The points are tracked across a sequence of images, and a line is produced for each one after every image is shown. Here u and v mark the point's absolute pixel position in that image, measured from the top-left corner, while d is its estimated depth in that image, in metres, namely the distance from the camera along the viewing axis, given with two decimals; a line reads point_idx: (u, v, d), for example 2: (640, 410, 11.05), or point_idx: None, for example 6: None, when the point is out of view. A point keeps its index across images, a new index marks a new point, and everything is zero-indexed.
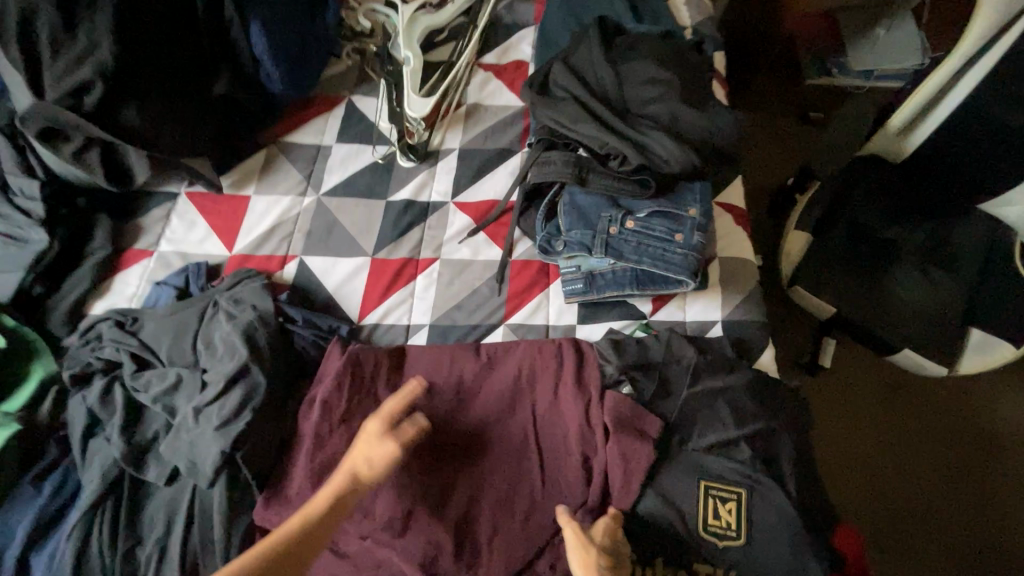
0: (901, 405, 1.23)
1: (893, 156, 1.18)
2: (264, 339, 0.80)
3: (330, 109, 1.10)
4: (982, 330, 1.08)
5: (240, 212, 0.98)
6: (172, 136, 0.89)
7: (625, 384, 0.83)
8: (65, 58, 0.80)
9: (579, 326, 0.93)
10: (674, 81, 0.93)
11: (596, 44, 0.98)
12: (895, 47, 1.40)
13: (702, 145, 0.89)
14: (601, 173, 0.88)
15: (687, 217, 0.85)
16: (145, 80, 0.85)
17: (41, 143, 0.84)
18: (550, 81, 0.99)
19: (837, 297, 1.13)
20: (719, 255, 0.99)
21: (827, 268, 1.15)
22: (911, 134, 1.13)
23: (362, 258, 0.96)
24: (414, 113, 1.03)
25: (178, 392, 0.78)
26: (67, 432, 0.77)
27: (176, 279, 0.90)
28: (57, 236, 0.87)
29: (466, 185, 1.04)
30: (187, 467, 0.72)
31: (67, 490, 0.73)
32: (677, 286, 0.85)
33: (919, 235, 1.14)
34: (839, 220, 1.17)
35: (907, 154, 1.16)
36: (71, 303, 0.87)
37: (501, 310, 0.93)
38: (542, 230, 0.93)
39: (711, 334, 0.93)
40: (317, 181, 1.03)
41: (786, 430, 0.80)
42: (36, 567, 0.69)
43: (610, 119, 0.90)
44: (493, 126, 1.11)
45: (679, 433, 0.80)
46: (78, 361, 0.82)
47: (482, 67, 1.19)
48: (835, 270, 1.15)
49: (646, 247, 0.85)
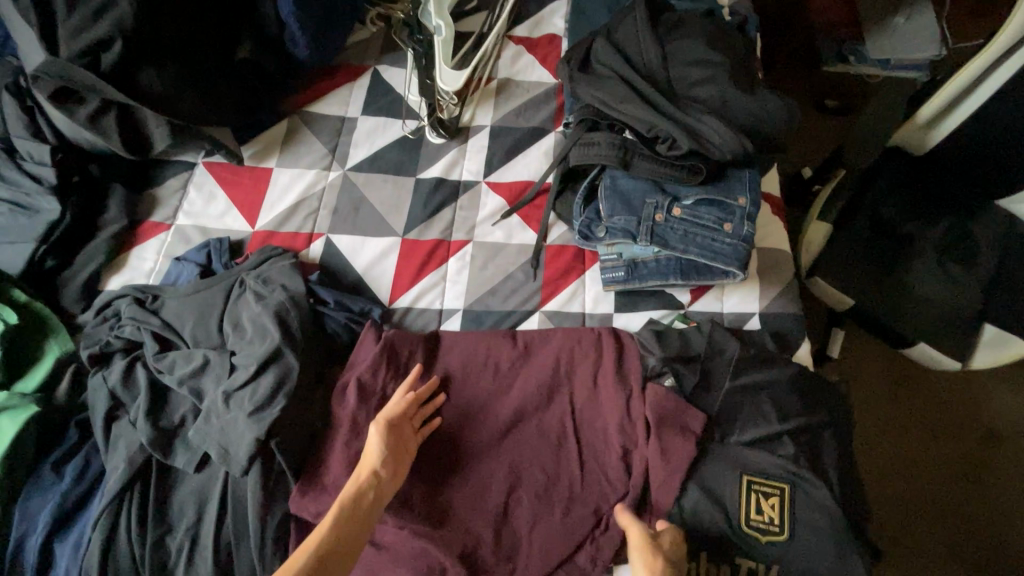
0: (919, 403, 1.20)
1: (916, 148, 1.15)
2: (296, 321, 0.77)
3: (355, 78, 1.04)
4: (996, 326, 1.04)
5: (262, 185, 0.93)
6: (193, 102, 0.83)
7: (667, 376, 0.82)
8: (81, 13, 0.73)
9: (616, 314, 0.90)
10: (723, 62, 0.89)
11: (641, 20, 0.93)
12: (914, 35, 1.30)
13: (752, 131, 0.85)
14: (648, 157, 0.85)
15: (736, 206, 0.83)
16: (166, 39, 0.79)
17: (53, 105, 0.78)
18: (592, 58, 0.95)
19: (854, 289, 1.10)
20: (758, 246, 0.96)
21: (848, 262, 1.12)
22: (936, 127, 1.10)
23: (391, 238, 0.92)
24: (446, 86, 0.98)
25: (205, 375, 0.74)
26: (87, 414, 0.73)
27: (197, 255, 0.85)
28: (70, 205, 0.82)
29: (499, 165, 1.00)
30: (219, 453, 0.69)
31: (90, 475, 0.70)
32: (722, 277, 0.84)
33: (942, 227, 1.10)
34: (861, 211, 1.15)
35: (929, 147, 1.13)
36: (86, 278, 0.82)
37: (536, 296, 0.91)
38: (582, 215, 0.90)
39: (749, 326, 0.90)
40: (343, 155, 0.98)
41: (828, 427, 0.79)
42: (62, 554, 0.66)
43: (658, 100, 0.86)
44: (526, 103, 1.06)
45: (721, 427, 0.79)
46: (96, 339, 0.77)
47: (512, 40, 1.13)
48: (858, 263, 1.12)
49: (694, 236, 0.83)
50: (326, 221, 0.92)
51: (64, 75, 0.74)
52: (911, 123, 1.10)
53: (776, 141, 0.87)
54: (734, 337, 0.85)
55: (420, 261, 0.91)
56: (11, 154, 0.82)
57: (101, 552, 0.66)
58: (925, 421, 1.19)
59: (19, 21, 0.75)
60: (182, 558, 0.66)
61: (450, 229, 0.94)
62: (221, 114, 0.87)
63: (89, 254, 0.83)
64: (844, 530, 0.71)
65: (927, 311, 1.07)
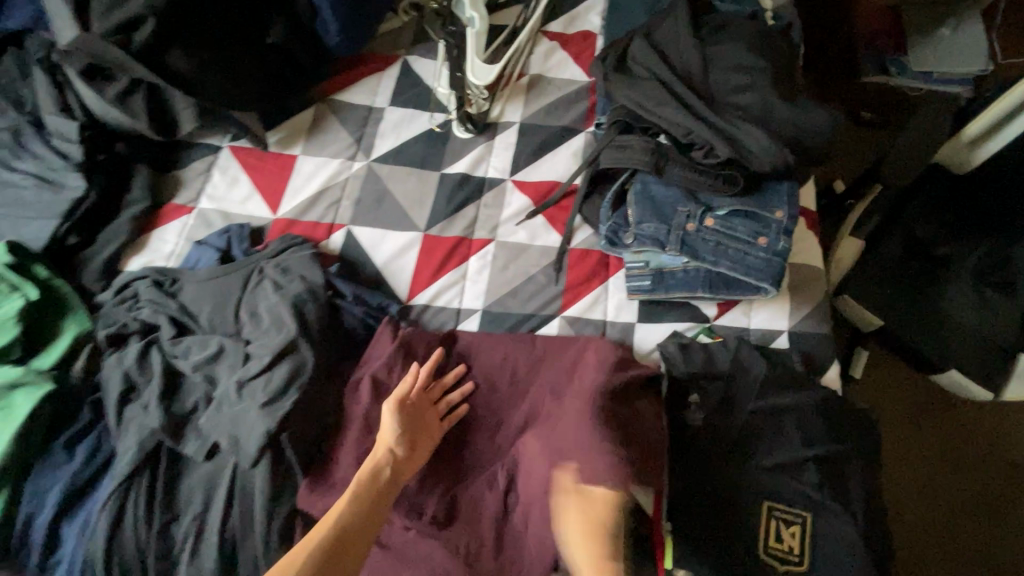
0: (942, 429, 1.15)
1: (958, 167, 1.08)
2: (313, 312, 0.76)
3: (384, 68, 1.02)
4: None
5: (285, 172, 0.92)
6: (221, 84, 0.82)
7: (689, 392, 0.79)
8: None
9: (638, 324, 0.87)
10: (766, 68, 0.86)
11: (682, 21, 0.90)
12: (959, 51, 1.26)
13: (793, 141, 0.82)
14: (682, 164, 0.82)
15: (772, 219, 0.79)
16: (197, 20, 0.78)
17: (83, 81, 0.77)
18: (628, 58, 0.91)
19: (884, 311, 1.06)
20: (791, 262, 0.93)
21: (878, 281, 1.08)
22: (982, 147, 1.03)
23: (413, 232, 0.91)
24: (477, 79, 0.94)
25: (219, 362, 0.73)
26: (101, 395, 0.73)
27: (217, 240, 0.84)
28: (94, 184, 0.81)
29: (526, 163, 0.98)
30: (229, 443, 0.68)
31: (101, 457, 0.69)
32: (753, 292, 0.81)
33: (977, 252, 1.06)
34: (896, 230, 1.09)
35: (974, 166, 1.05)
36: (107, 257, 0.82)
37: (557, 301, 0.88)
38: (609, 219, 0.87)
39: (776, 344, 0.87)
40: (368, 146, 0.96)
41: (855, 455, 0.76)
42: (70, 534, 0.66)
43: (696, 105, 0.83)
44: (556, 101, 1.03)
45: (742, 449, 0.76)
46: (114, 320, 0.77)
47: (546, 35, 1.10)
48: (887, 283, 1.08)
49: (726, 248, 0.79)
50: (348, 212, 0.91)
51: (95, 52, 0.73)
52: (957, 138, 1.04)
53: (818, 153, 0.83)
54: (761, 355, 0.82)
55: (441, 258, 0.89)
56: (39, 129, 0.82)
57: (107, 536, 0.65)
58: (953, 451, 1.14)
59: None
60: (187, 546, 0.66)
61: (473, 227, 0.92)
62: (248, 99, 0.86)
63: (111, 234, 0.83)
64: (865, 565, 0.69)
65: (959, 337, 1.03)
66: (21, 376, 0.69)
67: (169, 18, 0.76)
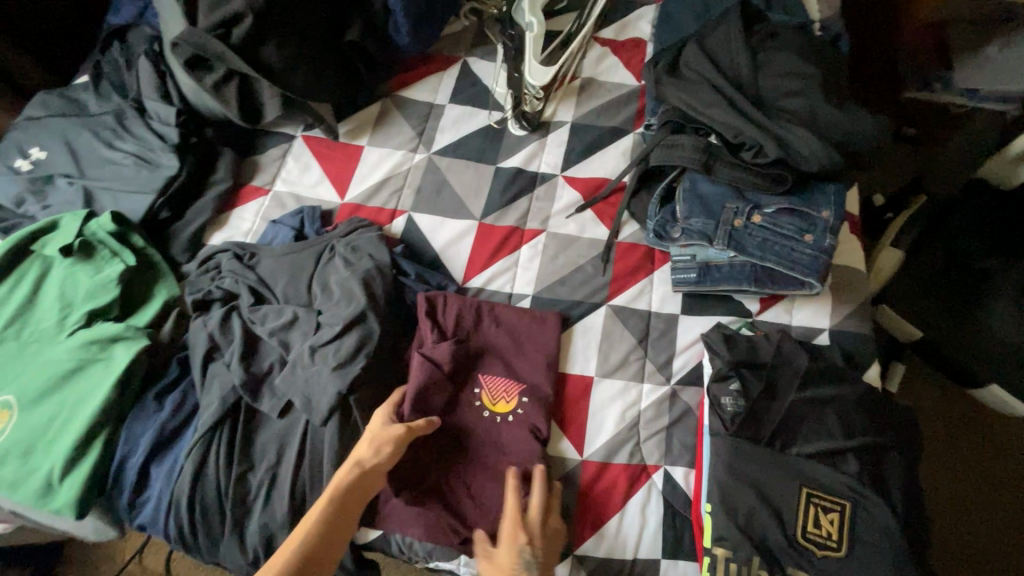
0: (984, 447, 1.14)
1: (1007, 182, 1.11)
2: (380, 287, 0.82)
3: (446, 68, 1.09)
4: None
5: (353, 161, 0.99)
6: (304, 77, 0.89)
7: (732, 381, 0.82)
8: None
9: (682, 316, 0.91)
10: (816, 75, 0.89)
11: (735, 29, 0.94)
12: None
13: (842, 144, 0.85)
14: (732, 163, 0.85)
15: (818, 218, 0.83)
16: (288, 19, 0.86)
17: (185, 71, 0.85)
18: (680, 63, 0.96)
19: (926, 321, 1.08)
20: (833, 263, 0.95)
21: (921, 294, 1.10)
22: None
23: (469, 221, 0.96)
24: (534, 80, 1.01)
25: (293, 329, 0.80)
26: (187, 354, 0.80)
27: (292, 220, 0.91)
28: (186, 164, 0.89)
29: (576, 161, 1.03)
30: (302, 402, 0.74)
31: (185, 409, 0.76)
32: (799, 288, 0.84)
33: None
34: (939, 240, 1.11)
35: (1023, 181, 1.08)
36: (193, 231, 0.89)
37: (604, 290, 0.92)
38: (657, 214, 0.91)
39: (817, 341, 0.89)
40: (429, 139, 1.02)
41: (895, 450, 0.77)
42: (157, 477, 0.73)
43: (747, 107, 0.86)
44: (607, 103, 1.08)
45: (783, 437, 0.78)
46: (199, 287, 0.84)
47: (598, 41, 1.16)
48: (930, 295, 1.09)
49: (772, 244, 0.83)
50: (410, 199, 0.97)
51: (199, 44, 0.82)
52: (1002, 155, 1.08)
53: (866, 157, 0.86)
54: (803, 349, 0.84)
55: (496, 245, 0.94)
56: (140, 114, 0.91)
57: (191, 480, 0.72)
58: (994, 467, 1.13)
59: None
60: (261, 494, 0.72)
61: (526, 218, 0.98)
62: (325, 92, 0.93)
63: (198, 210, 0.91)
64: (904, 556, 0.70)
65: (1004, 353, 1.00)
66: (121, 329, 0.76)
67: (265, 14, 0.83)
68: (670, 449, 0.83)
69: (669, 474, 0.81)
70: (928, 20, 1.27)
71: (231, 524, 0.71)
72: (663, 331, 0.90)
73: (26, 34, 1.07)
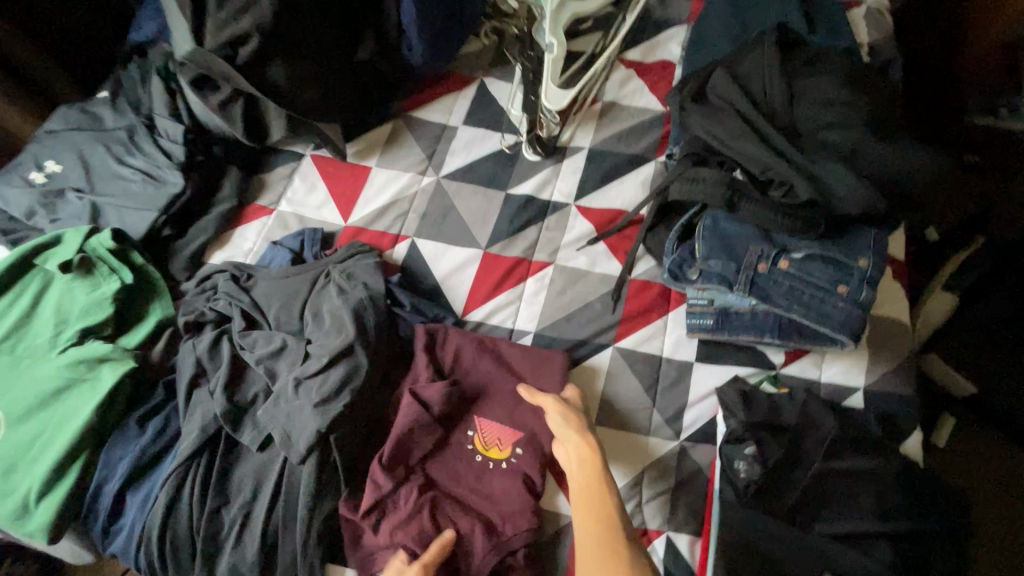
0: None
1: None
2: (372, 319, 0.78)
3: (461, 89, 1.05)
4: None
5: (360, 182, 0.96)
6: (311, 97, 0.87)
7: (747, 444, 0.74)
8: (228, 9, 0.80)
9: (696, 364, 0.83)
10: (860, 105, 0.80)
11: (770, 54, 0.87)
12: None
13: (886, 183, 0.76)
14: (758, 201, 0.78)
15: (855, 267, 0.74)
16: (296, 39, 0.84)
17: (193, 90, 0.85)
18: (707, 89, 0.89)
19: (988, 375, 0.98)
20: (872, 313, 0.85)
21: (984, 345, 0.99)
22: None
23: (473, 249, 0.92)
24: (550, 104, 0.95)
25: (281, 358, 0.77)
26: (175, 377, 0.78)
27: (292, 242, 0.89)
28: (191, 182, 0.88)
29: (591, 190, 0.97)
30: (281, 438, 0.70)
31: (168, 435, 0.74)
32: (828, 343, 0.75)
33: None
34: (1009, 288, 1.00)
35: None
36: (193, 250, 0.88)
37: (612, 330, 0.86)
38: (673, 252, 0.84)
39: (849, 402, 0.80)
40: (439, 163, 0.99)
41: (936, 536, 0.67)
42: (132, 504, 0.71)
43: (778, 141, 0.79)
44: (628, 129, 1.02)
45: (803, 512, 0.69)
46: (193, 308, 0.82)
47: (623, 63, 1.10)
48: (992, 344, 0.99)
49: (799, 293, 0.75)
50: (414, 224, 0.94)
51: (205, 64, 0.81)
52: None
53: (915, 198, 0.76)
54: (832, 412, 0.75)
55: (501, 277, 0.90)
56: (151, 130, 0.91)
57: (164, 512, 0.69)
58: None
59: (176, 13, 0.83)
60: (232, 533, 0.68)
61: (534, 249, 0.92)
62: (332, 112, 0.91)
63: (202, 228, 0.90)
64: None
65: None
66: (108, 350, 0.75)
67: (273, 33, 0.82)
68: (675, 513, 0.75)
69: (672, 541, 0.73)
70: (999, 39, 1.16)
71: (200, 562, 0.68)
72: (674, 379, 0.82)
73: (57, 48, 1.09)
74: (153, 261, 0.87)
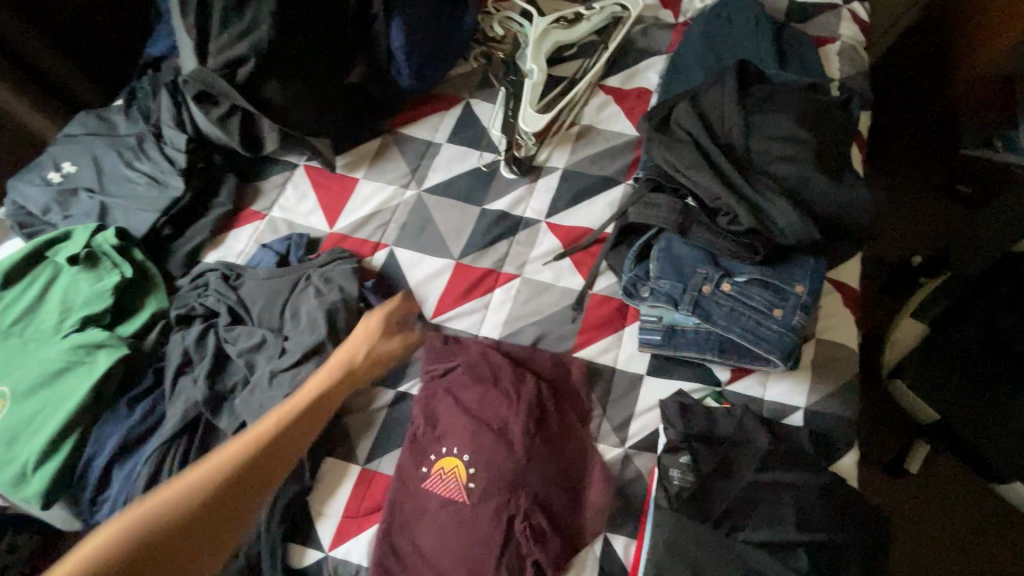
0: (989, 539, 1.10)
1: None
2: (344, 321, 0.85)
3: (448, 108, 1.12)
4: None
5: (346, 193, 1.04)
6: (302, 114, 0.95)
7: (683, 453, 0.79)
8: (228, 34, 0.89)
9: (647, 377, 0.88)
10: (810, 141, 0.86)
11: (731, 87, 0.92)
12: None
13: (826, 217, 0.82)
14: (706, 227, 0.84)
15: (791, 293, 0.80)
16: (290, 61, 0.93)
17: (195, 105, 0.94)
18: (672, 119, 0.94)
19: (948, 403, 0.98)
20: (818, 336, 0.90)
21: (949, 372, 1.00)
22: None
23: (447, 259, 0.98)
24: (527, 127, 1.02)
25: (259, 352, 0.84)
26: (164, 365, 0.86)
27: (279, 246, 0.96)
28: (191, 188, 0.97)
29: (562, 208, 1.03)
30: (253, 425, 0.77)
31: (153, 417, 0.81)
32: (763, 363, 0.80)
33: None
34: (966, 318, 1.03)
35: None
36: (190, 249, 0.96)
37: (570, 341, 0.91)
38: (630, 271, 0.89)
39: (789, 420, 0.85)
40: (421, 178, 1.06)
41: (855, 549, 0.72)
42: (117, 478, 0.79)
43: (729, 172, 0.84)
44: (602, 152, 1.09)
45: (730, 520, 0.74)
46: (185, 302, 0.90)
47: (604, 88, 1.16)
48: (960, 373, 0.99)
49: (739, 315, 0.80)
50: (394, 234, 1.01)
51: (207, 82, 0.90)
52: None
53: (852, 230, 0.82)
54: (766, 428, 0.80)
55: (471, 286, 0.96)
56: (159, 139, 1.00)
57: (144, 486, 0.77)
58: (998, 565, 1.08)
59: (183, 35, 0.92)
60: None
61: (503, 261, 0.99)
62: (322, 128, 0.98)
63: (199, 230, 0.98)
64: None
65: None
66: (105, 337, 0.83)
67: (268, 55, 0.90)
68: (615, 516, 0.80)
69: (608, 542, 0.78)
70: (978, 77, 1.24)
71: None
72: (624, 390, 0.88)
73: (82, 57, 1.20)
74: (153, 258, 0.95)
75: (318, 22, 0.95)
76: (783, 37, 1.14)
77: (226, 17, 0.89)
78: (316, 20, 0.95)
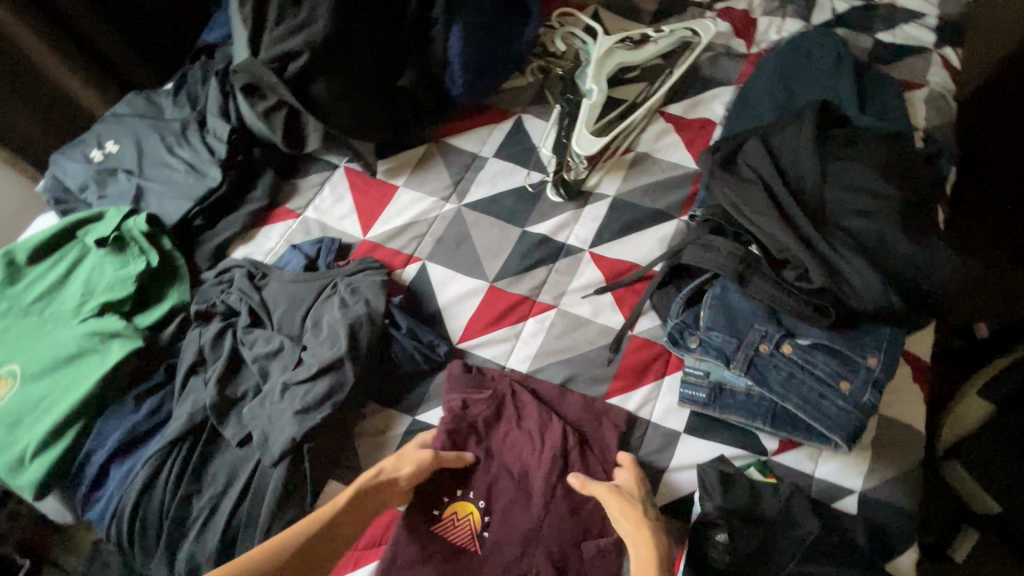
0: None
1: None
2: (366, 337, 0.80)
3: (497, 121, 1.07)
4: None
5: (384, 201, 0.99)
6: (348, 115, 0.91)
7: (719, 530, 0.70)
8: (284, 28, 0.86)
9: (683, 435, 0.80)
10: (891, 196, 0.77)
11: (807, 127, 0.84)
12: None
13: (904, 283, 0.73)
14: (769, 280, 0.75)
15: (861, 365, 0.72)
16: (341, 61, 0.89)
17: (242, 95, 0.91)
18: (738, 155, 0.87)
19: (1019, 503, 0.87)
20: (881, 412, 0.80)
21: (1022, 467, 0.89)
22: None
23: (480, 281, 0.93)
24: (580, 149, 0.96)
25: (276, 360, 0.80)
26: (177, 361, 0.82)
27: (309, 249, 0.92)
28: (228, 179, 0.94)
29: (610, 239, 0.96)
30: (260, 439, 0.73)
31: (160, 415, 0.78)
32: (820, 438, 0.73)
33: None
34: None
35: None
36: (218, 242, 0.93)
37: (603, 385, 0.84)
38: (677, 317, 0.81)
39: (841, 505, 0.75)
40: (463, 193, 1.01)
41: None
42: (114, 475, 0.75)
43: (800, 221, 0.76)
44: (657, 183, 1.02)
45: None
46: (207, 298, 0.87)
47: (664, 115, 1.09)
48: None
49: (798, 382, 0.73)
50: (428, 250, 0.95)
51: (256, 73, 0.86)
52: None
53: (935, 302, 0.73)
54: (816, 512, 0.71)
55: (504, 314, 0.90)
56: (202, 127, 0.97)
57: (140, 491, 0.73)
58: None
59: (238, 25, 0.89)
60: (198, 522, 0.71)
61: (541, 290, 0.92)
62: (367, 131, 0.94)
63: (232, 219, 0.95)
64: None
65: None
66: (122, 327, 0.80)
67: (319, 50, 0.85)
68: None
69: None
70: None
71: (164, 544, 0.71)
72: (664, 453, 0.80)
73: (138, 35, 1.20)
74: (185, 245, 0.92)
75: (374, 24, 0.91)
76: (865, 78, 1.05)
77: (284, 11, 0.87)
78: (373, 21, 0.91)
